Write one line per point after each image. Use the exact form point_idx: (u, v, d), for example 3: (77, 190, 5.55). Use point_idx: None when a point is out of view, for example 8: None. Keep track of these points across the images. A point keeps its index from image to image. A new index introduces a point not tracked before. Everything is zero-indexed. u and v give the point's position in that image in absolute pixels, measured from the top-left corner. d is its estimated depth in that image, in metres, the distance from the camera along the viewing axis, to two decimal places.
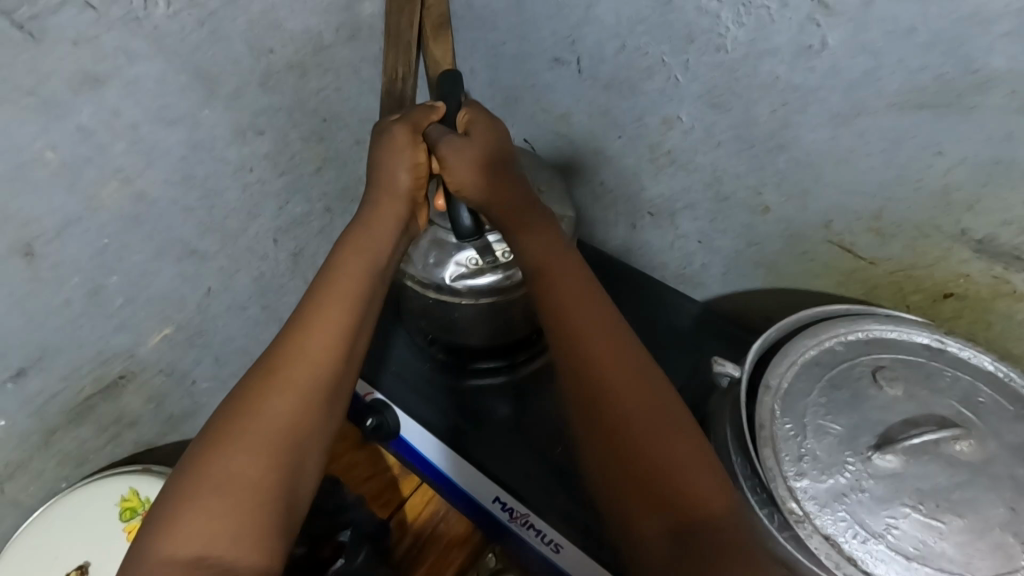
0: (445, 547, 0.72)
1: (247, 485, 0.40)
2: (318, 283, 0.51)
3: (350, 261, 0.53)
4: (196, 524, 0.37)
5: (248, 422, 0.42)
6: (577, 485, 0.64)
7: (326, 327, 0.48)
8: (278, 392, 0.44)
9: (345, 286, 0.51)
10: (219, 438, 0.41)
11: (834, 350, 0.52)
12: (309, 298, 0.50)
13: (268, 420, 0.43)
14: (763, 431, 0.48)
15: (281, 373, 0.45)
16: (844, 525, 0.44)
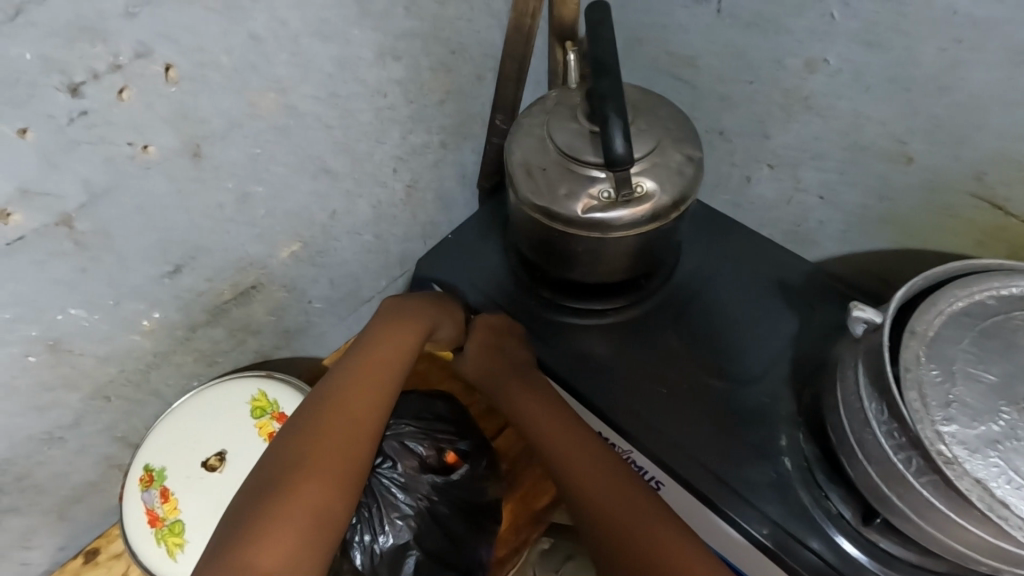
0: (541, 475, 0.73)
1: (332, 511, 0.47)
2: (364, 348, 0.60)
3: (384, 333, 0.63)
4: (289, 537, 0.44)
5: (325, 444, 0.51)
6: (682, 428, 0.67)
7: (367, 377, 0.57)
8: (347, 434, 0.51)
9: (395, 358, 0.60)
10: (302, 464, 0.49)
11: (985, 304, 0.50)
12: (362, 353, 0.59)
13: (342, 452, 0.50)
14: (908, 373, 0.47)
15: (344, 421, 0.52)
16: (997, 471, 0.43)
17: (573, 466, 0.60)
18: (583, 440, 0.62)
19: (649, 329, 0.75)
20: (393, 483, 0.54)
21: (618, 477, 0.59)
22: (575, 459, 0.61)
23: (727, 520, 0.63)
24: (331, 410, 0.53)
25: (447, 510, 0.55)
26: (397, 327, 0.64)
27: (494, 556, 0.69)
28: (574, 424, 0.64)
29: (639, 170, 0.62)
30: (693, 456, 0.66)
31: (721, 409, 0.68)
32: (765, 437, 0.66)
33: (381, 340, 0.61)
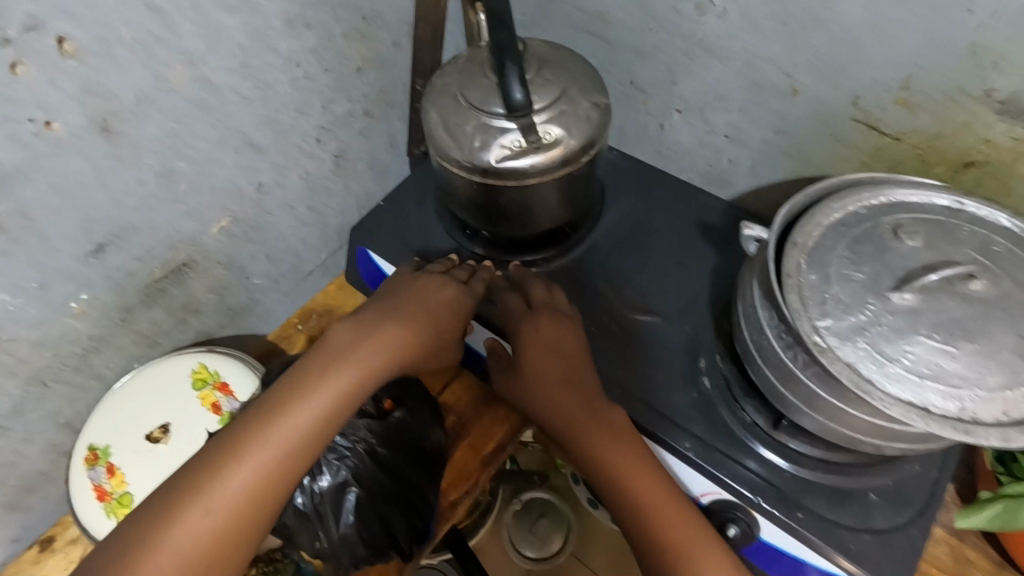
0: (488, 423, 0.77)
1: None
2: (301, 390, 0.53)
3: (321, 381, 0.54)
4: None
5: (197, 519, 0.48)
6: (613, 362, 0.72)
7: (282, 441, 0.51)
8: (221, 518, 0.48)
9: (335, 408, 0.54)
10: (164, 538, 0.47)
11: (858, 213, 0.56)
12: (315, 375, 0.54)
13: (210, 535, 0.48)
14: (789, 279, 0.52)
15: (227, 497, 0.48)
16: (863, 354, 0.48)
17: (585, 430, 0.63)
18: (602, 406, 0.64)
19: (579, 276, 0.78)
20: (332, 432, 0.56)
21: (614, 438, 0.62)
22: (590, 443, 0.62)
23: (662, 446, 0.67)
24: (220, 477, 0.49)
25: (385, 452, 0.58)
26: (330, 381, 0.54)
27: (446, 501, 0.72)
28: (594, 392, 0.65)
29: (547, 118, 0.65)
30: (625, 387, 0.70)
31: (647, 341, 0.73)
32: (689, 363, 0.71)
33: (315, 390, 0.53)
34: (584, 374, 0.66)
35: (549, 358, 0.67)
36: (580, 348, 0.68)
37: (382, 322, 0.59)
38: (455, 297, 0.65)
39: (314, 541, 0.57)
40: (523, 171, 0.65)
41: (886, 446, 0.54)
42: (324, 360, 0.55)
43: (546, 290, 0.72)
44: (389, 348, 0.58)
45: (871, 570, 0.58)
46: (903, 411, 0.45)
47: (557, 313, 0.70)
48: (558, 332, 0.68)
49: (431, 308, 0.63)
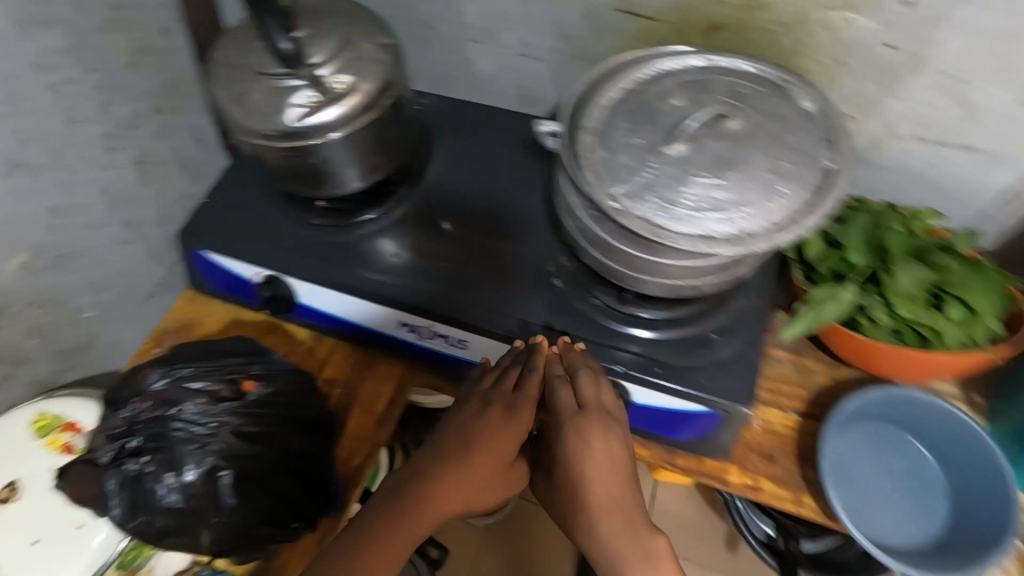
0: (375, 383, 0.80)
1: None
2: (351, 549, 0.58)
3: (371, 538, 0.58)
4: None
5: None
6: (469, 288, 0.74)
7: None
8: None
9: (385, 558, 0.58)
10: None
11: (632, 89, 0.61)
12: (366, 536, 0.58)
13: None
14: (582, 159, 0.57)
15: None
16: (652, 205, 0.54)
17: (595, 540, 0.61)
18: (640, 522, 0.60)
19: (421, 218, 0.80)
20: (187, 423, 0.58)
21: (620, 559, 0.59)
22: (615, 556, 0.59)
23: None
24: None
25: (252, 427, 0.60)
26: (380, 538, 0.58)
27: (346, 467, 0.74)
28: (621, 504, 0.61)
29: (334, 69, 0.65)
30: (487, 306, 0.73)
31: (498, 260, 0.76)
32: (538, 270, 0.75)
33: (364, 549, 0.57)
34: (627, 482, 0.62)
35: (575, 477, 0.62)
36: (619, 461, 0.63)
37: (439, 466, 0.62)
38: (498, 414, 0.64)
39: (208, 534, 0.58)
40: (327, 125, 0.65)
41: (703, 283, 0.61)
42: (379, 514, 0.60)
43: (595, 386, 0.64)
44: (441, 492, 0.60)
45: (727, 396, 0.66)
46: (691, 243, 0.52)
47: (604, 417, 0.63)
48: (601, 448, 0.62)
49: (475, 435, 0.63)
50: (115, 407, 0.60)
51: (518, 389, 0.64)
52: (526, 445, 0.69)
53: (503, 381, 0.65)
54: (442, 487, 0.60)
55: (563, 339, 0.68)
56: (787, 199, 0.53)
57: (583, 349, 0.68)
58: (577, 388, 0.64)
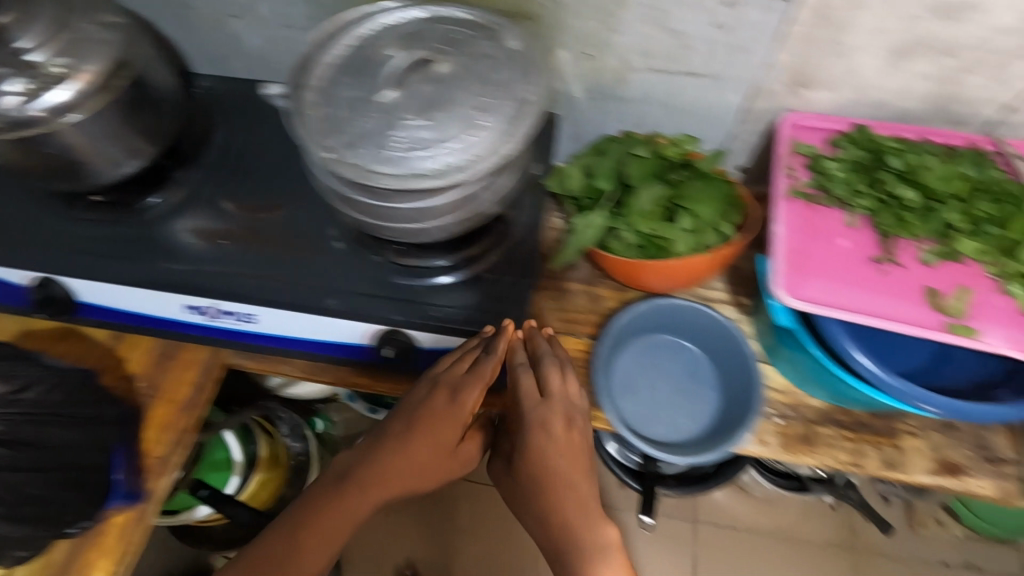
0: (179, 371, 0.79)
1: None
2: (326, 506, 0.71)
3: (350, 497, 0.71)
4: None
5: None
6: (250, 262, 0.74)
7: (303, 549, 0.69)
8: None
9: (351, 512, 0.71)
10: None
11: (356, 45, 0.63)
12: (354, 489, 0.71)
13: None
14: (302, 116, 0.59)
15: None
16: (363, 151, 0.56)
17: (547, 520, 0.70)
18: (581, 498, 0.70)
19: (203, 201, 0.79)
20: None
21: (573, 532, 0.69)
22: (555, 517, 0.69)
23: (314, 311, 0.71)
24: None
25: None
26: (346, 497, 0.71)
27: (146, 456, 0.74)
28: (580, 484, 0.70)
29: (49, 52, 0.63)
30: (268, 276, 0.73)
31: (283, 232, 0.77)
32: (321, 236, 0.76)
33: (331, 507, 0.71)
34: (579, 459, 0.70)
35: (542, 465, 0.69)
36: (580, 450, 0.71)
37: (410, 440, 0.70)
38: (444, 401, 0.68)
39: None
40: (54, 109, 0.62)
41: (446, 224, 0.64)
42: (362, 478, 0.71)
43: (560, 378, 0.70)
44: (407, 463, 0.70)
45: (499, 329, 0.70)
46: (397, 181, 0.55)
47: (568, 405, 0.70)
48: (560, 436, 0.69)
49: (424, 420, 0.69)
50: None
51: (471, 371, 0.67)
52: (482, 429, 0.76)
53: (455, 366, 0.68)
54: (411, 457, 0.70)
55: (529, 323, 0.73)
56: (486, 130, 0.56)
57: (549, 336, 0.73)
58: (543, 376, 0.70)
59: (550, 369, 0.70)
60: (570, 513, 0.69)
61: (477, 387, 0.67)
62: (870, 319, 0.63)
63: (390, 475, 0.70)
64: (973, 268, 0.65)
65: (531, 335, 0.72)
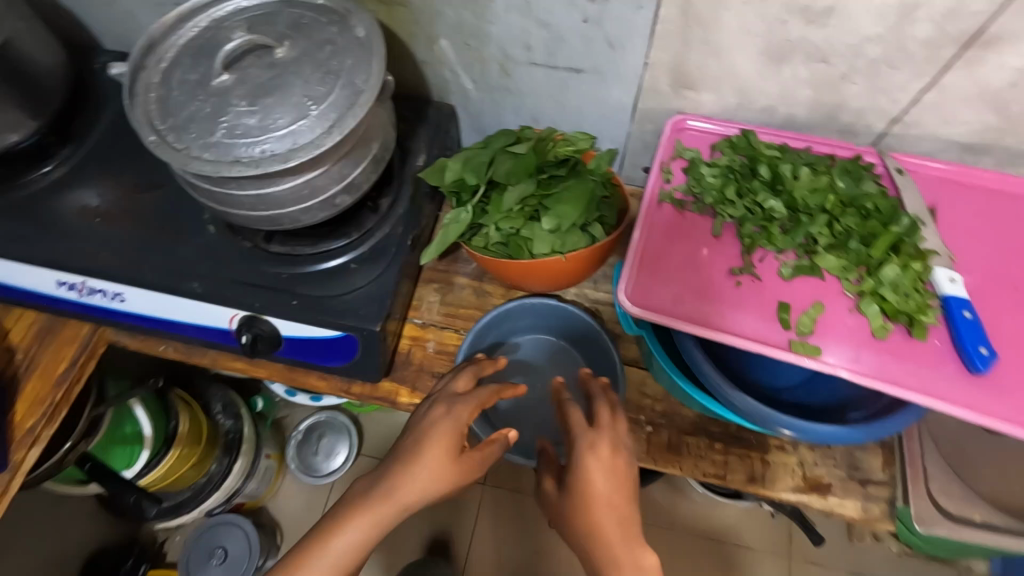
0: (58, 346, 0.80)
1: None
2: (330, 543, 0.60)
3: (348, 532, 0.60)
4: None
5: None
6: (121, 242, 0.74)
7: None
8: None
9: (339, 553, 0.60)
10: None
11: (205, 28, 0.62)
12: (343, 525, 0.61)
13: None
14: (138, 98, 0.58)
15: None
16: (187, 137, 0.56)
17: (589, 550, 0.61)
18: (625, 512, 0.61)
19: (86, 178, 0.80)
20: None
21: (610, 553, 0.60)
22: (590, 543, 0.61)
23: (177, 295, 0.72)
24: None
25: None
26: (365, 522, 0.60)
27: (15, 428, 0.75)
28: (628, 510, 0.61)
29: None
30: (136, 256, 0.73)
31: (159, 212, 0.77)
32: (195, 218, 0.76)
33: (343, 530, 0.60)
34: (621, 489, 0.61)
35: (578, 481, 0.61)
36: (628, 479, 0.62)
37: (394, 467, 0.62)
38: (442, 418, 0.64)
39: None
40: None
41: (284, 217, 0.62)
42: (346, 504, 0.62)
43: (611, 412, 0.65)
44: (389, 499, 0.61)
45: (354, 321, 0.69)
46: (215, 168, 0.54)
47: (614, 435, 0.63)
48: (606, 468, 0.61)
49: (423, 438, 0.62)
50: None
51: (466, 394, 0.66)
52: (489, 445, 0.65)
53: (481, 390, 0.67)
54: (407, 484, 0.61)
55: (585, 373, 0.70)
56: (313, 120, 0.55)
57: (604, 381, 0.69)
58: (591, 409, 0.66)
59: (603, 407, 0.65)
60: (613, 544, 0.60)
61: (473, 408, 0.64)
62: (717, 334, 0.61)
63: (381, 504, 0.61)
64: (832, 283, 0.63)
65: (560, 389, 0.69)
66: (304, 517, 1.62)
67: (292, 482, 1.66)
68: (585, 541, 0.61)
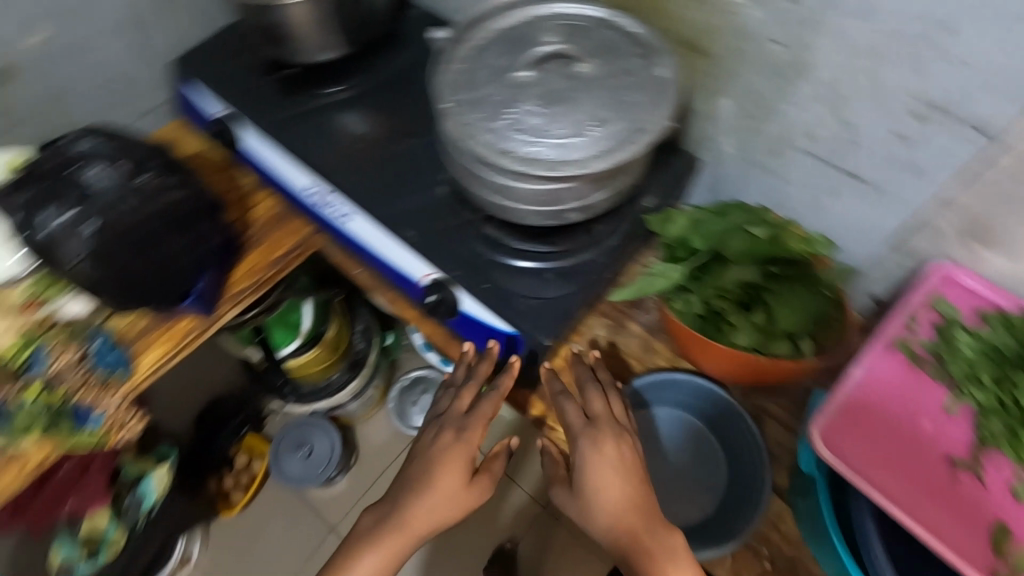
0: (282, 234, 0.91)
1: None
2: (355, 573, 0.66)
3: (369, 560, 0.67)
4: None
5: None
6: (372, 174, 0.84)
7: None
8: None
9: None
10: None
11: (525, 21, 0.66)
12: (361, 551, 0.67)
13: None
14: (447, 63, 0.64)
15: None
16: (474, 113, 0.60)
17: (612, 542, 0.64)
18: (653, 512, 0.64)
19: (363, 107, 0.90)
20: (96, 176, 0.69)
21: (639, 545, 0.62)
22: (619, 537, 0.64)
23: (393, 236, 0.80)
24: None
25: (135, 202, 0.70)
26: (387, 549, 0.67)
27: (226, 286, 0.87)
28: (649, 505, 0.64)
29: None
30: (378, 190, 0.83)
31: (406, 158, 0.85)
32: (433, 175, 0.83)
33: (362, 559, 0.67)
34: (637, 482, 0.65)
35: (586, 474, 0.66)
36: (635, 467, 0.66)
37: (407, 492, 0.69)
38: (449, 434, 0.72)
39: (71, 260, 0.69)
40: None
41: (515, 212, 0.65)
42: (367, 526, 0.69)
43: (603, 402, 0.71)
44: (405, 526, 0.67)
45: (533, 326, 0.72)
46: (486, 151, 0.57)
47: (615, 427, 0.69)
48: (615, 460, 0.66)
49: (432, 457, 0.70)
50: (50, 150, 0.72)
51: (471, 409, 0.74)
52: (494, 459, 0.73)
53: (470, 388, 0.75)
54: (421, 508, 0.68)
55: (592, 354, 0.77)
56: (587, 141, 0.57)
57: (594, 359, 0.76)
58: (584, 400, 0.72)
59: (595, 393, 0.71)
60: (646, 538, 0.62)
61: (478, 420, 0.72)
62: (909, 523, 0.53)
63: (398, 533, 0.67)
64: None
65: (551, 378, 0.74)
66: (379, 456, 1.74)
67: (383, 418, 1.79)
68: (606, 531, 0.64)
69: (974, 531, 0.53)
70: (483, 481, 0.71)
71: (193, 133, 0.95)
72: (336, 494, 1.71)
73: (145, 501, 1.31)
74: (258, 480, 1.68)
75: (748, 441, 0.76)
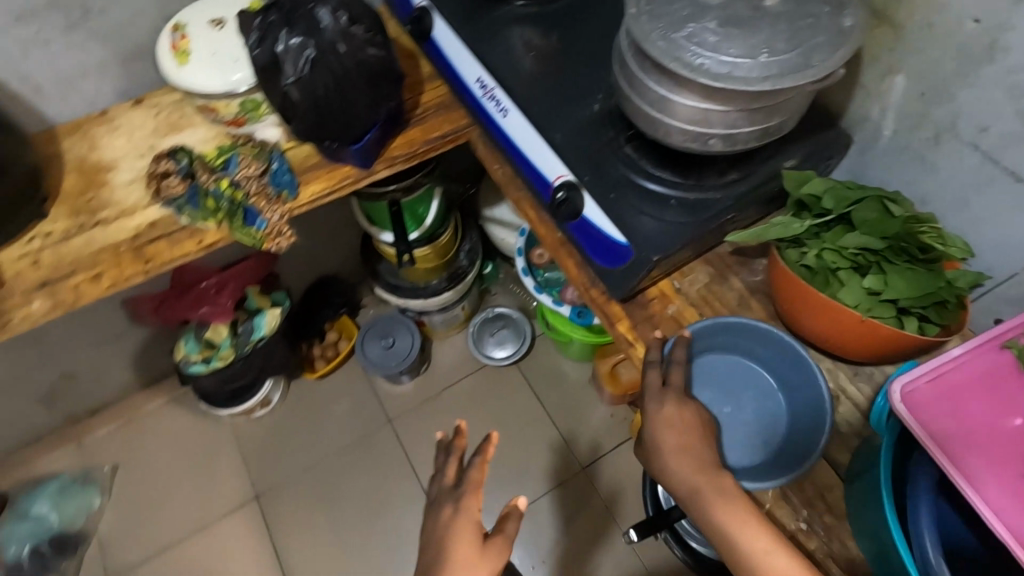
0: (442, 120, 1.03)
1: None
2: None
3: None
4: None
5: None
6: (537, 80, 0.93)
7: None
8: None
9: None
10: None
11: None
12: None
13: None
14: None
15: None
16: (657, 20, 0.66)
17: (679, 493, 0.68)
18: (711, 463, 0.68)
19: (545, 24, 0.99)
20: (325, 16, 0.82)
21: (699, 496, 0.66)
22: (687, 487, 0.67)
23: (541, 134, 0.87)
24: None
25: (346, 47, 0.82)
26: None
27: (386, 150, 0.99)
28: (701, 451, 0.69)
29: None
30: (540, 95, 0.91)
31: (570, 74, 0.93)
32: (591, 92, 0.90)
33: None
34: (693, 430, 0.70)
35: (652, 430, 0.71)
36: (688, 420, 0.71)
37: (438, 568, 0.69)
38: (450, 510, 0.74)
39: (289, 78, 0.82)
40: None
41: (661, 126, 0.71)
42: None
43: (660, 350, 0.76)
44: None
45: (649, 240, 0.78)
46: (659, 53, 0.63)
47: (668, 392, 0.73)
48: (668, 415, 0.71)
49: (451, 523, 0.72)
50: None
51: (456, 484, 0.76)
52: (509, 521, 0.75)
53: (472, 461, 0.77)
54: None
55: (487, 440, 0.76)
56: (755, 63, 0.61)
57: (490, 441, 0.76)
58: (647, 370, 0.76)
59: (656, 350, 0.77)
60: (707, 488, 0.66)
61: (469, 489, 0.75)
62: (952, 471, 0.60)
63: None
64: None
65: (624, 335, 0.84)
66: (449, 372, 1.90)
67: (460, 339, 1.94)
68: (675, 481, 0.69)
69: (1015, 504, 0.60)
70: (499, 543, 0.73)
71: (393, 19, 1.09)
72: (401, 392, 1.87)
73: (257, 331, 1.51)
74: (340, 357, 1.87)
75: (819, 404, 0.73)
